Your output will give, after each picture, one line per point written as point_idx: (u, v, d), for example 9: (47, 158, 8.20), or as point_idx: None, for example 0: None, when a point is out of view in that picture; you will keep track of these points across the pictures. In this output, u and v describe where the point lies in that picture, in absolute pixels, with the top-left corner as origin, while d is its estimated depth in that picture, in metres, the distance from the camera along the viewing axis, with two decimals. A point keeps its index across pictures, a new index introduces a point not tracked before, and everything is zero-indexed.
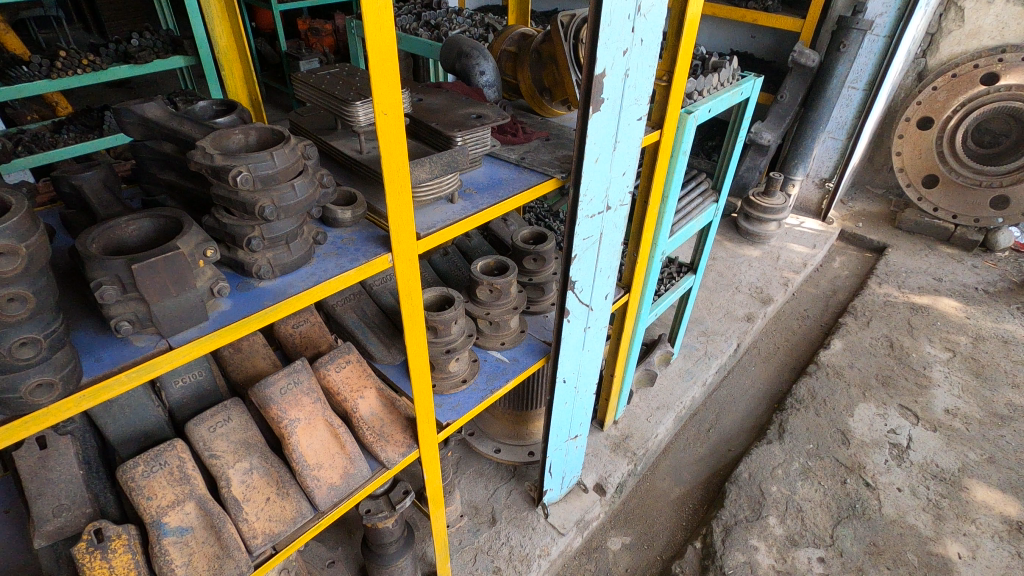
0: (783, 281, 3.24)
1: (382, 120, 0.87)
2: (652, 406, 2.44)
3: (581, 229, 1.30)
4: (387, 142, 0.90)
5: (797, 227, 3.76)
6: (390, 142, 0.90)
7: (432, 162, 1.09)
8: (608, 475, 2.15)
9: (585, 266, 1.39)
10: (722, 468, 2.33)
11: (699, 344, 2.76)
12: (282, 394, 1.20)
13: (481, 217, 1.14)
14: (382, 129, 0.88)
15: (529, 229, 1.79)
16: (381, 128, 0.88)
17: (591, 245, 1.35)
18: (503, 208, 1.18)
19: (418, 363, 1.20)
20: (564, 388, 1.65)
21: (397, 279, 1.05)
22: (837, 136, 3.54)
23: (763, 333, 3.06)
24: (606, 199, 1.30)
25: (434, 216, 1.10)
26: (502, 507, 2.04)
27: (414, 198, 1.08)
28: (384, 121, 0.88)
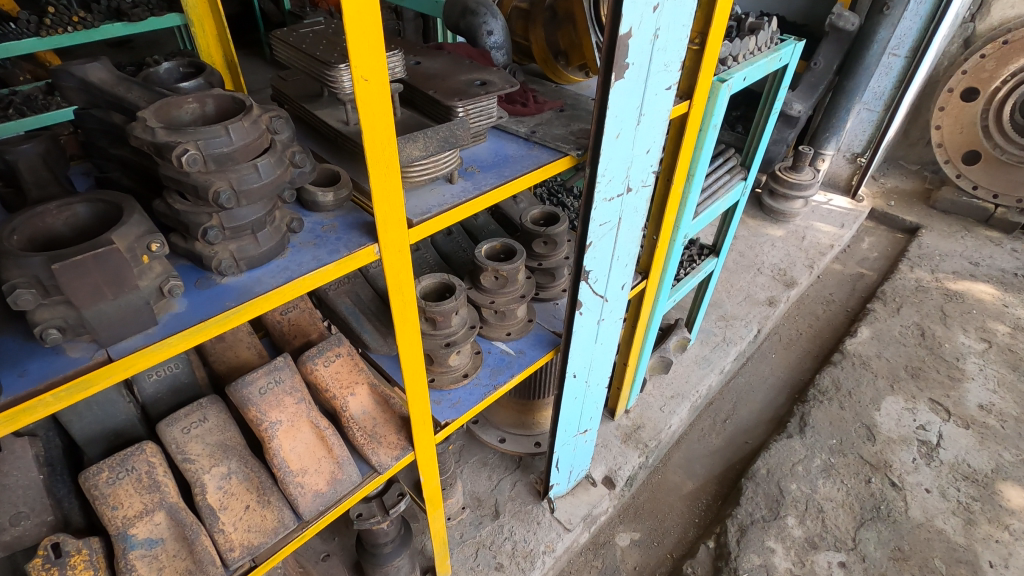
0: (809, 263, 3.07)
1: (360, 87, 0.72)
2: (666, 395, 2.33)
3: (598, 214, 1.15)
4: (367, 113, 0.74)
5: (825, 205, 3.55)
6: (371, 114, 0.75)
7: (427, 137, 0.93)
8: (617, 468, 2.06)
9: (601, 255, 1.24)
10: (738, 462, 2.22)
11: (717, 329, 2.62)
12: (262, 394, 1.07)
13: (484, 200, 1.00)
14: (360, 99, 0.73)
15: (540, 209, 1.64)
16: (359, 96, 0.72)
17: (608, 231, 1.21)
18: (508, 190, 1.03)
19: (412, 362, 1.09)
20: (574, 383, 1.53)
21: (385, 273, 0.91)
22: (873, 108, 3.31)
23: (786, 318, 2.90)
24: (626, 180, 1.15)
25: (429, 201, 0.96)
26: (505, 499, 1.95)
27: (406, 179, 0.94)
28: (363, 88, 0.72)
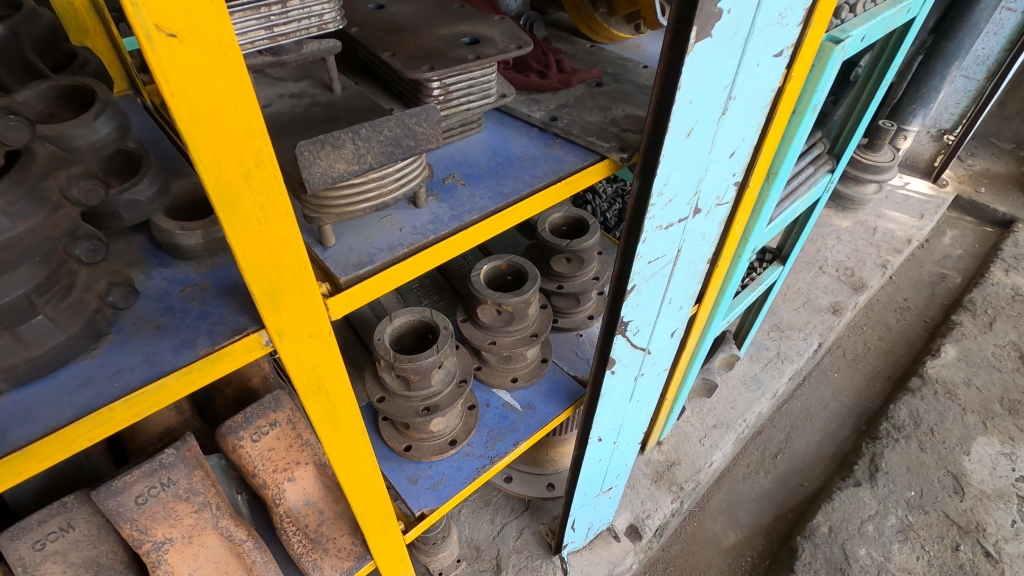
0: (881, 262, 2.60)
1: (154, 50, 0.32)
2: (706, 424, 1.95)
3: (648, 248, 0.76)
4: (187, 107, 0.35)
5: (901, 190, 3.03)
6: (201, 109, 0.35)
7: (359, 140, 0.51)
8: (645, 516, 1.72)
9: (647, 301, 0.86)
10: (791, 510, 1.85)
11: (771, 342, 2.21)
12: (141, 506, 0.72)
13: (466, 240, 0.62)
14: (162, 76, 0.33)
15: (563, 213, 1.24)
16: (156, 71, 0.32)
17: (660, 270, 0.82)
18: (507, 221, 0.65)
19: (358, 479, 0.71)
20: (599, 446, 1.17)
21: (292, 375, 0.54)
22: (972, 76, 2.73)
23: (851, 327, 2.46)
24: (695, 197, 0.74)
25: (374, 242, 0.59)
26: (509, 552, 1.63)
27: (334, 210, 0.55)
28: (167, 51, 0.33)
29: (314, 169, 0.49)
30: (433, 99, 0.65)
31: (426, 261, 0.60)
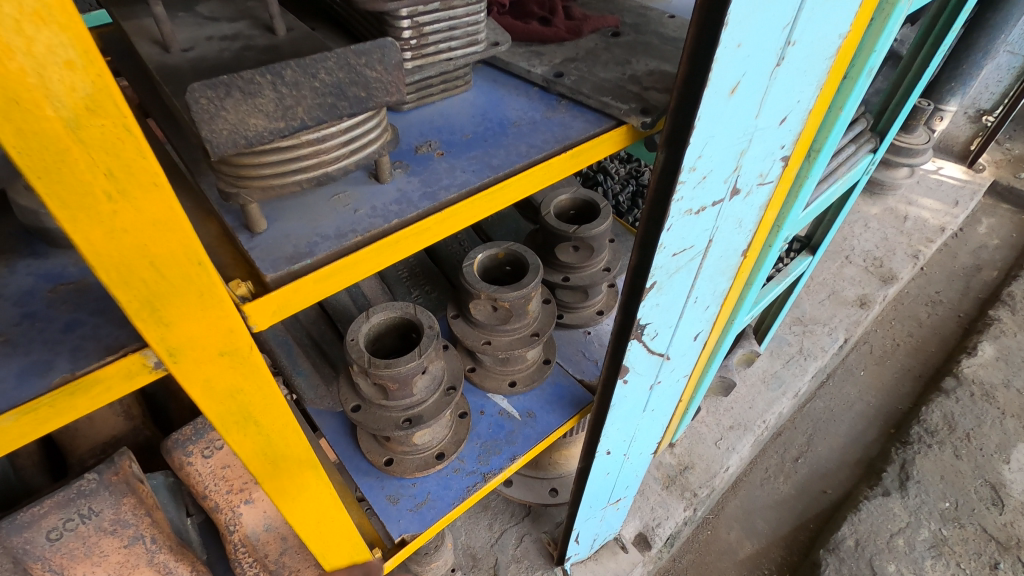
0: (913, 252, 2.43)
1: None
2: (723, 425, 1.81)
3: (674, 237, 0.61)
4: None
5: (934, 175, 2.83)
6: None
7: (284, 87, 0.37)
8: (656, 525, 1.59)
9: (669, 300, 0.71)
10: (813, 519, 1.72)
11: (793, 337, 2.06)
12: (56, 541, 0.61)
13: (442, 227, 0.48)
14: None
15: (570, 194, 1.09)
16: None
17: (687, 264, 0.67)
18: (496, 202, 0.51)
19: (310, 516, 0.59)
20: (607, 459, 1.04)
21: (200, 404, 0.40)
22: (1018, 52, 2.50)
23: (879, 321, 2.30)
24: (735, 174, 0.60)
25: (318, 227, 0.45)
26: (508, 561, 1.52)
27: (261, 187, 0.41)
28: None
29: (218, 125, 0.35)
30: (403, 42, 0.52)
31: (387, 255, 0.46)
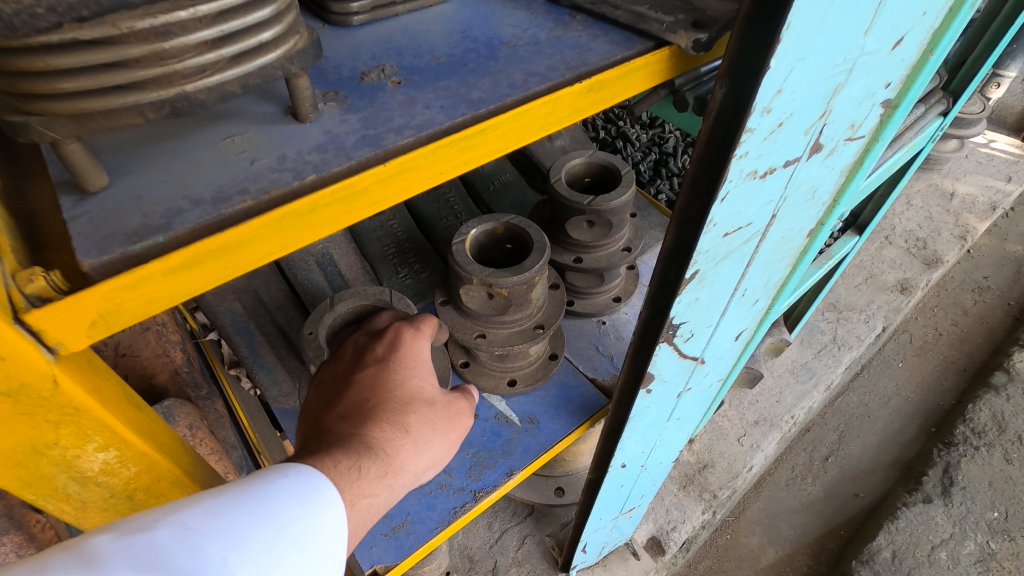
0: (960, 233, 2.21)
1: None
2: (747, 421, 1.65)
3: (728, 210, 0.44)
4: None
5: (983, 148, 2.56)
6: None
7: None
8: (671, 528, 1.45)
9: (711, 294, 0.55)
10: (844, 525, 1.57)
11: (826, 325, 1.88)
12: None
13: (390, 190, 0.31)
14: None
15: (585, 159, 0.91)
16: None
17: (741, 247, 0.50)
18: (474, 157, 0.34)
19: None
20: (623, 471, 0.88)
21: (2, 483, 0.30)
22: None
23: (920, 308, 2.10)
24: (824, 121, 0.42)
25: (187, 186, 0.28)
26: (508, 564, 1.39)
27: (70, 115, 0.24)
28: None
29: None
30: None
31: (295, 232, 0.29)
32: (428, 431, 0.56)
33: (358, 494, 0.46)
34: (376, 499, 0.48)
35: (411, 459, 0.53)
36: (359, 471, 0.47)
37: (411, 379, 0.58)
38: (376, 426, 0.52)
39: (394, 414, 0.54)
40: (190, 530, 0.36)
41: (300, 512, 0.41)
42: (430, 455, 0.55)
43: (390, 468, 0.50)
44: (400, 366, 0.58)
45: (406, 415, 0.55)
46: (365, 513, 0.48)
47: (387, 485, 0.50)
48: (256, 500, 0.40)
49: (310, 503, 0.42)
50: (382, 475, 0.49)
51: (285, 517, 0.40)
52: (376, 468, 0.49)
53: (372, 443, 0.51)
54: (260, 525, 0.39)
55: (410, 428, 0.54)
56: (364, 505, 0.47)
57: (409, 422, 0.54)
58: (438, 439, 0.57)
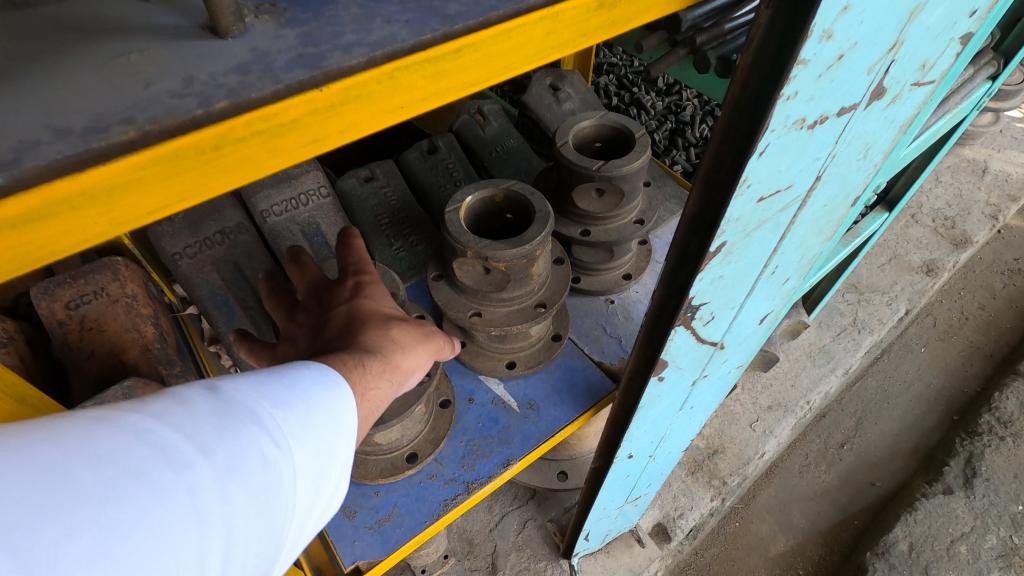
0: (992, 212, 2.09)
1: None
2: (760, 405, 1.58)
3: (768, 168, 0.36)
4: None
5: (1020, 122, 2.41)
6: None
7: None
8: (678, 515, 1.40)
9: (738, 270, 0.47)
10: (858, 515, 1.51)
11: (846, 307, 1.79)
12: None
13: (333, 122, 0.24)
14: None
15: (595, 121, 0.82)
16: None
17: (777, 216, 0.43)
18: (448, 87, 0.27)
19: None
20: (630, 462, 0.82)
21: None
22: None
23: (946, 290, 2.00)
24: (892, 55, 0.34)
25: (53, 112, 0.21)
26: (508, 548, 1.35)
27: None
28: None
29: None
30: None
31: (197, 175, 0.22)
32: (416, 337, 0.51)
33: (364, 384, 0.43)
34: (379, 394, 0.44)
35: (409, 359, 0.49)
36: (363, 366, 0.43)
37: (385, 300, 0.53)
38: (361, 338, 0.47)
39: (379, 325, 0.49)
40: (242, 392, 0.33)
41: (330, 399, 0.37)
42: (418, 358, 0.50)
43: (389, 366, 0.46)
44: (372, 292, 0.53)
45: (390, 326, 0.49)
46: (369, 413, 0.43)
47: (389, 380, 0.45)
48: (294, 379, 0.36)
49: (343, 381, 0.39)
50: (385, 371, 0.46)
51: (322, 398, 0.36)
52: (376, 364, 0.45)
53: (366, 347, 0.46)
54: (303, 401, 0.35)
55: (396, 335, 0.49)
56: (371, 399, 0.43)
57: (393, 330, 0.49)
58: (426, 345, 0.52)
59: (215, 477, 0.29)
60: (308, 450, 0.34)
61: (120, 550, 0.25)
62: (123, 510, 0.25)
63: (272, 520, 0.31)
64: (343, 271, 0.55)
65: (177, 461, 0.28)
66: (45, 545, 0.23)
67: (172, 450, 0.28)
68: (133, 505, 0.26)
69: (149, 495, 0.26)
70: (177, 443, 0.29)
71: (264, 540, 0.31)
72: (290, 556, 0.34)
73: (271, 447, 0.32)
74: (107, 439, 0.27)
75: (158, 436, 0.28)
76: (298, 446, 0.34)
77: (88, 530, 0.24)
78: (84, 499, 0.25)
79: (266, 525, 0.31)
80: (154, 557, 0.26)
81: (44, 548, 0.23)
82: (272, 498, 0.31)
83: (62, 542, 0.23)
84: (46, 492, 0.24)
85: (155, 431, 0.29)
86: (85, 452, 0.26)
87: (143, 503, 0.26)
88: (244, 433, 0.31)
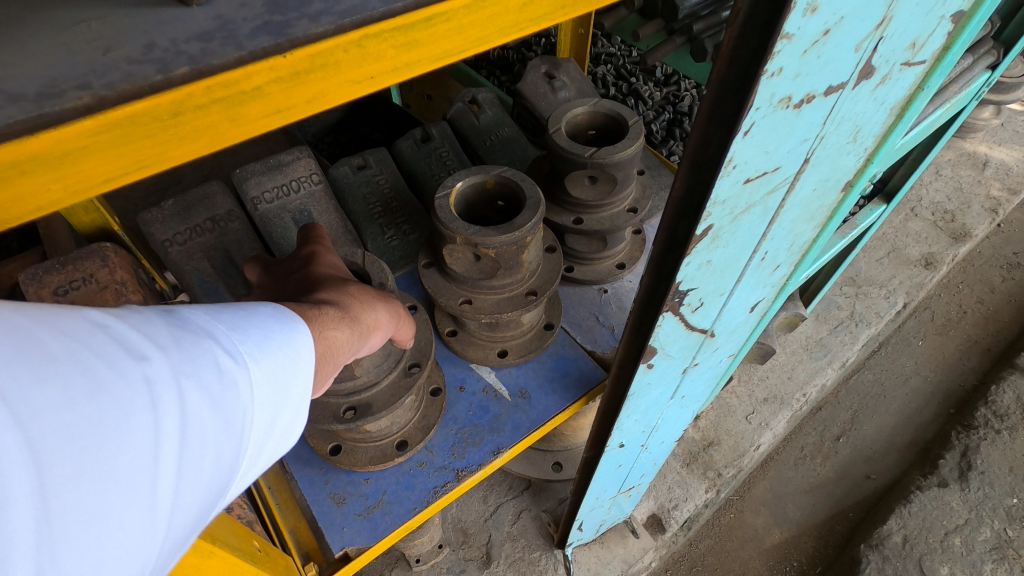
0: (991, 206, 2.08)
1: None
2: (756, 398, 1.58)
3: (754, 148, 0.36)
4: None
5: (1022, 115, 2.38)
6: None
7: None
8: (672, 507, 1.40)
9: (726, 256, 0.47)
10: (853, 508, 1.51)
11: (843, 300, 1.78)
12: None
13: (296, 90, 0.24)
14: None
15: (587, 109, 0.82)
16: None
17: (766, 200, 0.42)
18: (417, 55, 0.26)
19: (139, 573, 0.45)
20: (621, 452, 0.81)
21: None
22: None
23: (944, 285, 1.99)
24: (881, 31, 0.33)
25: (6, 78, 0.21)
26: (503, 539, 1.35)
27: None
28: None
29: None
30: None
31: (154, 142, 0.22)
32: (376, 296, 0.53)
33: (322, 324, 0.44)
34: (338, 337, 0.46)
35: (368, 312, 0.51)
36: (319, 309, 0.46)
37: (338, 267, 0.56)
38: (321, 293, 0.49)
39: (336, 283, 0.52)
40: (203, 315, 0.36)
41: (292, 333, 0.40)
42: (378, 317, 0.52)
43: (348, 314, 0.48)
44: (326, 261, 0.56)
45: (347, 284, 0.52)
46: (327, 352, 0.44)
47: (348, 326, 0.47)
48: (256, 312, 0.39)
49: (301, 322, 0.41)
50: (343, 318, 0.47)
51: (283, 329, 0.39)
52: (334, 311, 0.47)
53: (323, 299, 0.48)
54: (263, 328, 0.38)
55: (354, 291, 0.51)
56: (329, 339, 0.45)
57: (350, 288, 0.51)
58: (386, 306, 0.54)
59: (173, 371, 0.32)
60: (265, 369, 0.37)
61: (81, 410, 0.27)
62: (86, 377, 0.28)
63: (228, 421, 0.34)
64: (301, 245, 0.59)
65: (137, 353, 0.31)
66: (14, 386, 0.25)
67: (131, 342, 0.31)
68: (94, 375, 0.28)
69: (111, 370, 0.29)
70: (136, 339, 0.31)
71: (220, 438, 0.33)
72: (244, 466, 0.36)
73: (226, 360, 0.35)
74: (73, 323, 0.30)
75: (118, 330, 0.31)
76: (255, 364, 0.36)
77: (55, 385, 0.27)
78: (49, 360, 0.27)
79: (221, 424, 0.33)
80: (112, 422, 0.28)
81: (14, 391, 0.25)
82: (228, 402, 0.34)
83: (31, 387, 0.26)
84: (17, 349, 0.26)
85: (115, 326, 0.31)
86: (51, 328, 0.29)
87: (103, 376, 0.28)
88: (200, 344, 0.34)
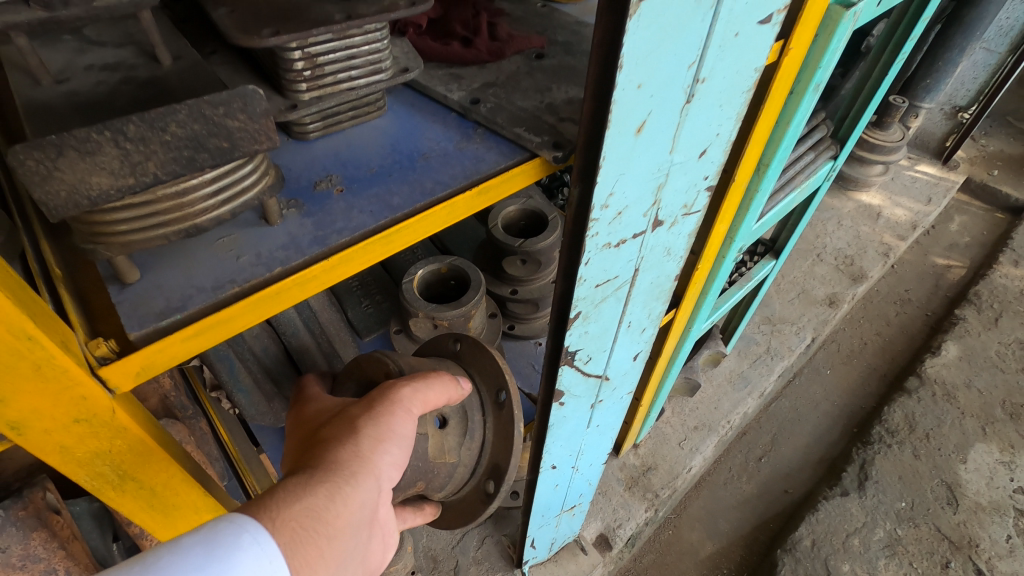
0: (884, 251, 2.42)
1: None
2: (688, 426, 1.82)
3: (594, 270, 0.60)
4: None
5: (908, 171, 2.77)
6: None
7: (137, 150, 0.35)
8: (617, 526, 1.60)
9: (599, 327, 0.70)
10: (774, 519, 1.74)
11: (761, 337, 2.06)
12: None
13: (336, 270, 0.46)
14: None
15: (518, 206, 1.07)
16: None
17: (614, 295, 0.66)
18: (395, 241, 0.49)
19: None
20: (555, 472, 1.03)
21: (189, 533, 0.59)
22: (994, 49, 2.41)
23: (848, 320, 2.31)
24: (654, 206, 0.58)
25: (194, 277, 0.43)
26: (469, 563, 1.52)
27: (120, 240, 0.39)
28: None
29: (54, 186, 0.33)
30: (297, 74, 0.50)
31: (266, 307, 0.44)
32: (356, 421, 0.59)
33: (287, 512, 0.50)
34: (312, 502, 0.51)
35: (345, 451, 0.56)
36: (277, 491, 0.52)
37: (316, 412, 0.66)
38: (306, 460, 0.57)
39: (313, 443, 0.59)
40: None
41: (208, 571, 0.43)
42: (369, 438, 0.58)
43: (320, 473, 0.54)
44: (307, 414, 0.66)
45: (321, 435, 0.59)
46: (310, 517, 0.50)
47: (323, 489, 0.53)
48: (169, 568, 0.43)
49: (228, 551, 0.45)
50: (318, 479, 0.53)
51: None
52: (301, 480, 0.53)
53: (302, 466, 0.56)
54: None
55: (328, 438, 0.58)
56: (301, 514, 0.50)
57: (325, 435, 0.59)
58: (371, 417, 0.59)
59: None
60: None
61: None
62: None
63: None
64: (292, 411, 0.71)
65: None
66: None
67: None
68: None
69: None
70: None
71: None
72: None
73: None
74: None
75: None
76: None
77: None
78: None
79: None
80: None
81: None
82: None
83: None
84: None
85: None
86: None
87: None
88: None
